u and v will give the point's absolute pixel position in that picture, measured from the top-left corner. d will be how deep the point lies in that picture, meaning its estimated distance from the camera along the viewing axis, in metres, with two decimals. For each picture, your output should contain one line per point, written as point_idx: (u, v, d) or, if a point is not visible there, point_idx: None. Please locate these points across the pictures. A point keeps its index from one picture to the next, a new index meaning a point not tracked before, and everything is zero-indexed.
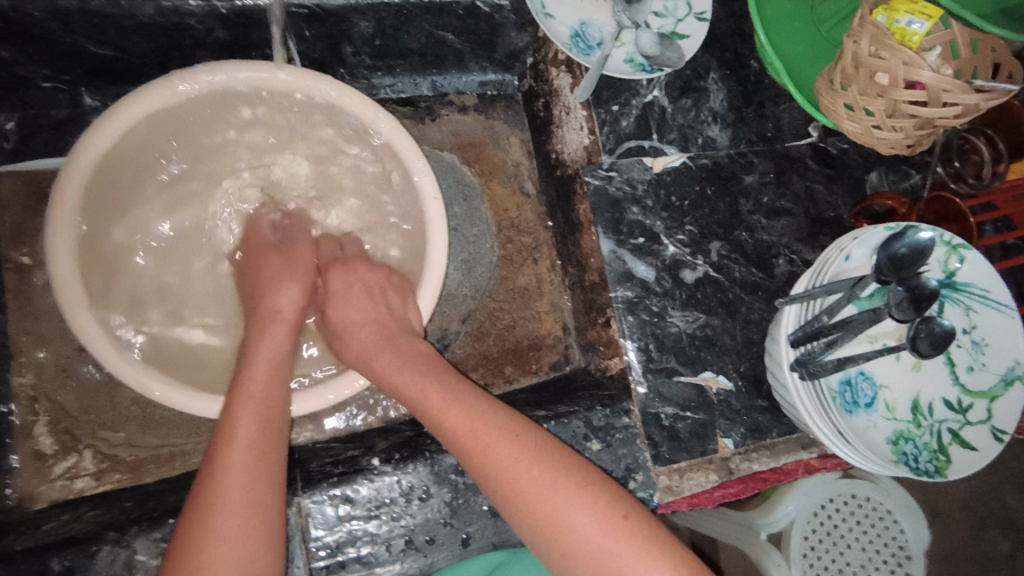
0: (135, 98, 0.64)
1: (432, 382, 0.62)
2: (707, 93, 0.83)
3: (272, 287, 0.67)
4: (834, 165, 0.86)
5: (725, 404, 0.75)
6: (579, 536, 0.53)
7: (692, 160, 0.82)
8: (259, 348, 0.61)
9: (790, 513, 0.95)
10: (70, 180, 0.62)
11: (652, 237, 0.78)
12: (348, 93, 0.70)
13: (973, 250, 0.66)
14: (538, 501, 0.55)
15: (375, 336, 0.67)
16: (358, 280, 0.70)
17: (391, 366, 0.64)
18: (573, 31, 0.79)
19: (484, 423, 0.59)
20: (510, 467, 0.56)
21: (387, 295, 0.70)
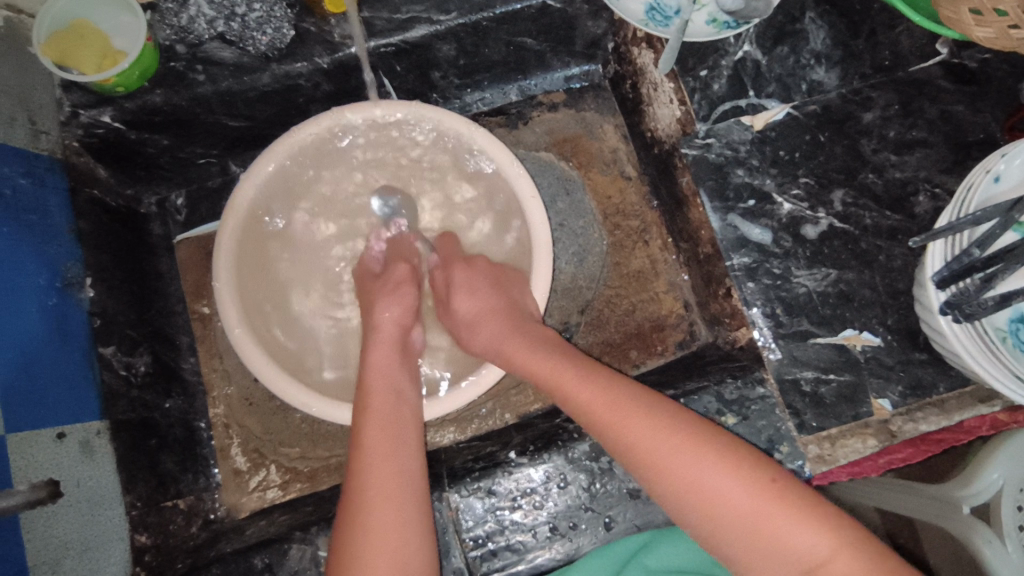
0: (264, 157, 0.74)
1: (561, 363, 0.64)
2: (805, 35, 0.77)
3: (392, 306, 0.73)
4: (974, 81, 0.76)
5: (874, 362, 0.69)
6: (720, 499, 0.51)
7: (799, 109, 0.76)
8: (389, 356, 0.68)
9: (997, 480, 0.75)
10: (225, 237, 0.73)
11: (763, 197, 0.74)
12: (436, 114, 0.76)
13: None
14: (672, 468, 0.53)
15: (493, 328, 0.70)
16: (470, 280, 0.75)
17: (511, 356, 0.68)
18: (648, 6, 0.78)
19: (616, 397, 0.59)
20: (638, 438, 0.56)
21: (499, 289, 0.74)
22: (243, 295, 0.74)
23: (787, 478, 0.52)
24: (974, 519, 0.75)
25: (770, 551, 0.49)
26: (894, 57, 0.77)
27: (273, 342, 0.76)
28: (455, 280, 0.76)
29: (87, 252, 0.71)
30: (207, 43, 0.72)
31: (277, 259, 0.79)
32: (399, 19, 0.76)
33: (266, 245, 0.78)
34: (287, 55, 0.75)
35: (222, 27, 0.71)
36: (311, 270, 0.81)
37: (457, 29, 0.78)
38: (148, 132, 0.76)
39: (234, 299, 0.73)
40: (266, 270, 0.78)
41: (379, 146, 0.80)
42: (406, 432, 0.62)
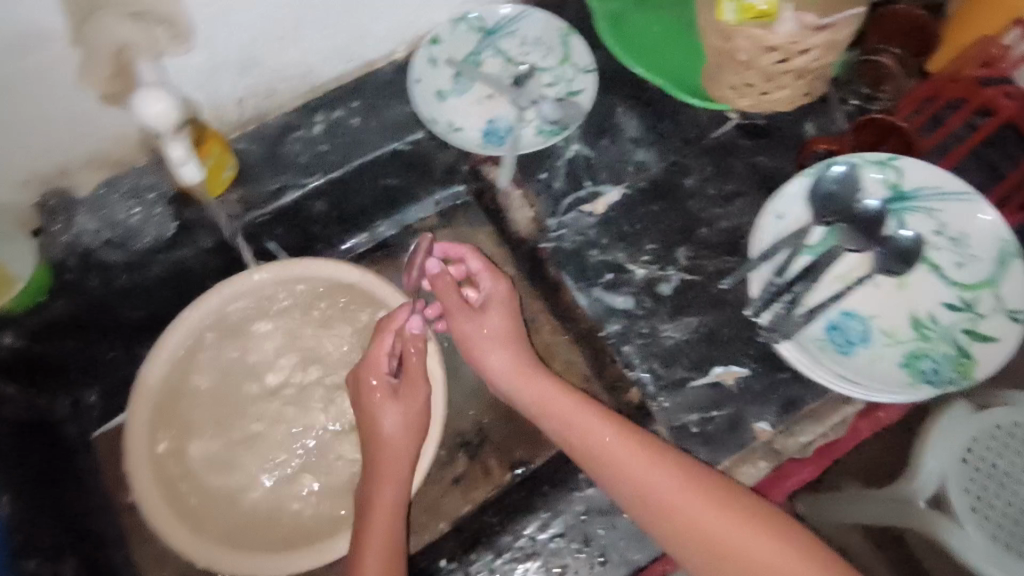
0: (156, 346, 0.81)
1: (567, 411, 0.72)
2: (620, 127, 0.91)
3: (377, 415, 0.74)
4: (767, 133, 0.89)
5: (748, 391, 0.76)
6: (713, 533, 0.61)
7: (631, 188, 0.88)
8: (384, 478, 0.72)
9: (934, 470, 0.78)
10: (136, 423, 0.79)
11: (618, 269, 0.84)
12: (313, 266, 0.85)
13: (905, 160, 0.70)
14: (673, 511, 0.63)
15: (527, 380, 0.76)
16: (494, 335, 0.79)
17: (548, 413, 0.74)
18: (484, 131, 0.90)
19: (616, 448, 0.68)
20: (643, 489, 0.65)
21: (515, 342, 0.79)
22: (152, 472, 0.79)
23: (763, 508, 0.63)
24: (926, 513, 0.76)
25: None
26: (698, 129, 0.90)
27: (193, 510, 0.79)
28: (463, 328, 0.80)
29: (6, 463, 0.74)
30: (96, 251, 0.80)
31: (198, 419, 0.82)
32: (267, 192, 0.88)
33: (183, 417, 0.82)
34: (172, 245, 0.84)
35: (108, 235, 0.80)
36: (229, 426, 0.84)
37: (322, 186, 0.91)
38: (53, 341, 0.81)
39: (150, 479, 0.78)
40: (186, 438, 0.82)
41: (315, 284, 0.86)
42: (401, 543, 0.70)
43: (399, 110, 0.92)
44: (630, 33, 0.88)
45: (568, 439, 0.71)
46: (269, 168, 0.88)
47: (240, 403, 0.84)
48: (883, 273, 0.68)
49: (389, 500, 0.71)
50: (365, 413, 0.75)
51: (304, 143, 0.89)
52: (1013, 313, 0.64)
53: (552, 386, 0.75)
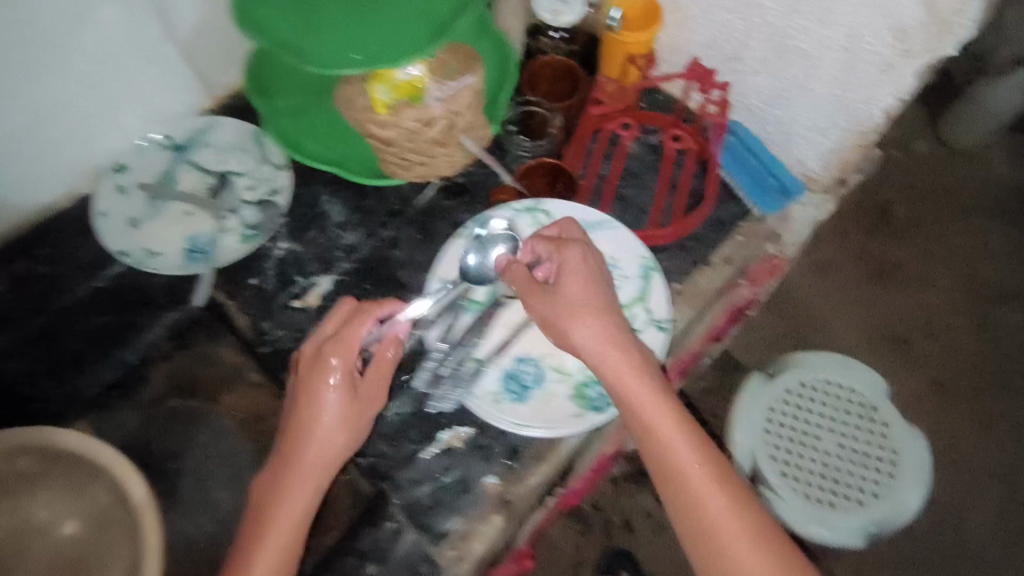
0: None
1: (595, 346, 0.66)
2: (325, 214, 0.93)
3: (315, 419, 0.68)
4: (464, 191, 0.93)
5: (473, 448, 0.76)
6: (697, 486, 0.61)
7: (343, 272, 0.89)
8: (296, 489, 0.66)
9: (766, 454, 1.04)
10: None
11: None
12: (57, 435, 0.70)
13: (549, 203, 0.76)
14: (674, 445, 0.63)
15: (593, 308, 0.66)
16: (576, 302, 0.66)
17: (623, 377, 0.65)
18: (184, 249, 0.89)
19: (628, 378, 0.65)
20: (670, 411, 0.63)
21: (590, 313, 0.66)
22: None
23: (710, 448, 0.63)
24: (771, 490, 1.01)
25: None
26: (401, 201, 0.94)
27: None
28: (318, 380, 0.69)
29: None
30: None
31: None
32: None
33: None
34: None
35: None
36: None
37: (20, 343, 0.86)
38: None
39: None
40: None
41: (60, 461, 0.72)
42: None
43: (94, 246, 0.90)
44: (299, 135, 0.87)
45: (612, 376, 0.65)
46: None
47: None
48: None
49: (290, 516, 0.65)
50: (310, 407, 0.68)
51: None
52: (660, 323, 0.71)
53: (609, 341, 0.66)
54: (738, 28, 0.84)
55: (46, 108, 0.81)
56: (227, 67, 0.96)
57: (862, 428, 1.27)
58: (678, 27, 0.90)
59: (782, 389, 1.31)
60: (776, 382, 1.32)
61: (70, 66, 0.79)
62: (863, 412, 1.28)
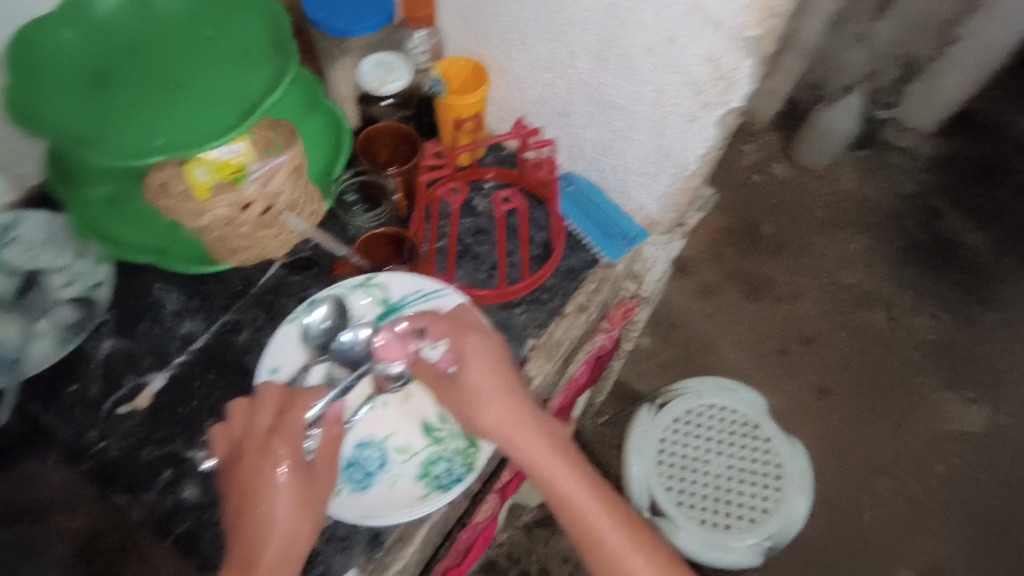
0: None
1: (508, 428, 0.64)
2: (159, 303, 0.87)
3: (275, 507, 0.57)
4: (313, 264, 0.90)
5: (330, 542, 0.71)
6: (625, 560, 0.61)
7: (180, 365, 0.83)
8: None
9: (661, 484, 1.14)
10: None
11: (177, 460, 0.77)
12: None
13: (382, 275, 0.75)
14: (596, 523, 0.62)
15: (507, 387, 0.65)
16: (492, 395, 0.64)
17: (542, 463, 0.63)
18: None
19: (548, 458, 0.63)
20: (588, 486, 0.63)
21: (506, 405, 0.64)
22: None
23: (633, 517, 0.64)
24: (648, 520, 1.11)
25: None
26: (243, 281, 0.89)
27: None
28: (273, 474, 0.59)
29: None
30: None
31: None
32: None
33: None
34: None
35: None
36: None
37: None
38: None
39: None
40: None
41: None
42: None
43: None
44: (117, 228, 0.85)
45: (525, 460, 0.63)
46: None
47: None
48: (386, 391, 0.71)
49: None
50: (267, 506, 0.57)
51: None
52: None
53: (518, 423, 0.64)
54: (560, 87, 0.88)
55: None
56: (32, 158, 0.89)
57: (748, 447, 1.31)
58: (507, 87, 0.93)
59: (671, 417, 1.34)
60: (665, 411, 1.34)
61: None
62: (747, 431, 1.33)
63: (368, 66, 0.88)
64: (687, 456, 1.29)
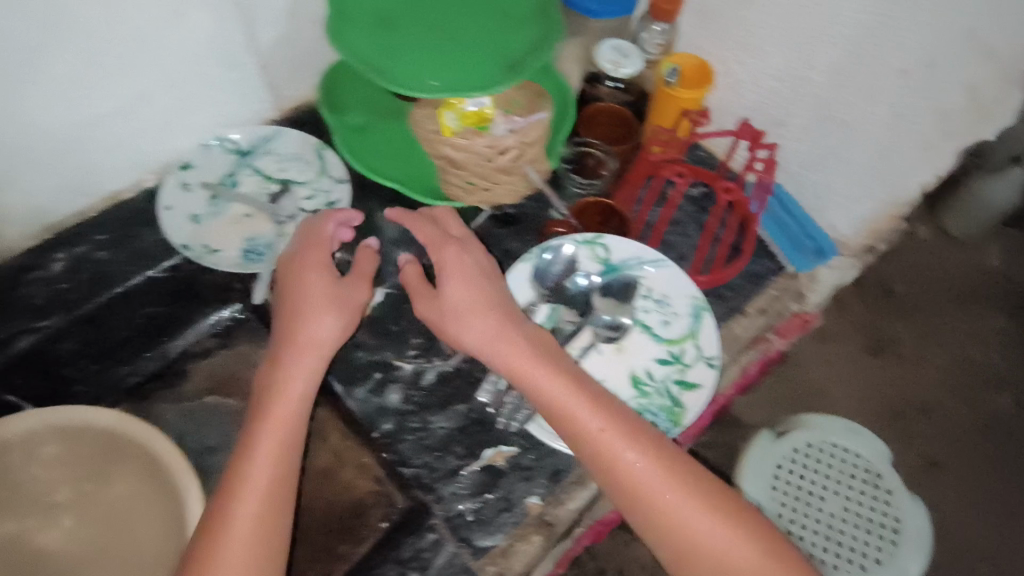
0: None
1: (518, 355, 0.68)
2: (381, 230, 0.96)
3: (313, 318, 0.73)
4: (516, 220, 0.97)
5: (516, 467, 0.79)
6: (654, 497, 0.61)
7: (394, 286, 0.91)
8: (284, 391, 0.69)
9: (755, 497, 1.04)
10: None
11: (386, 367, 0.86)
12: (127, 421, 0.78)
13: (607, 236, 0.79)
14: (621, 469, 0.63)
15: (472, 297, 0.71)
16: (464, 301, 0.71)
17: (567, 404, 0.66)
18: (242, 249, 0.91)
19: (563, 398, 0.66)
20: (617, 430, 0.64)
21: (474, 310, 0.71)
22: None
23: (684, 464, 0.64)
24: None
25: (666, 530, 0.61)
26: None
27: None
28: (312, 278, 0.75)
29: None
30: None
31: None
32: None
33: None
34: None
35: None
36: None
37: (67, 326, 0.87)
38: None
39: None
40: None
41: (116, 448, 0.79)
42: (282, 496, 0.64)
43: (149, 239, 0.90)
44: (377, 152, 0.91)
45: (537, 394, 0.67)
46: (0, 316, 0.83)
47: None
48: (604, 341, 0.76)
49: (284, 407, 0.68)
50: (297, 299, 0.74)
51: (42, 284, 0.85)
52: (709, 360, 0.74)
53: (538, 365, 0.68)
54: (785, 95, 0.89)
55: (129, 101, 0.81)
56: (295, 80, 0.99)
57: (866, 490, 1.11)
58: (727, 89, 0.96)
59: (790, 447, 1.08)
60: (784, 438, 1.09)
61: (161, 64, 0.80)
62: (860, 469, 1.06)
63: (606, 48, 0.93)
64: (809, 492, 1.04)
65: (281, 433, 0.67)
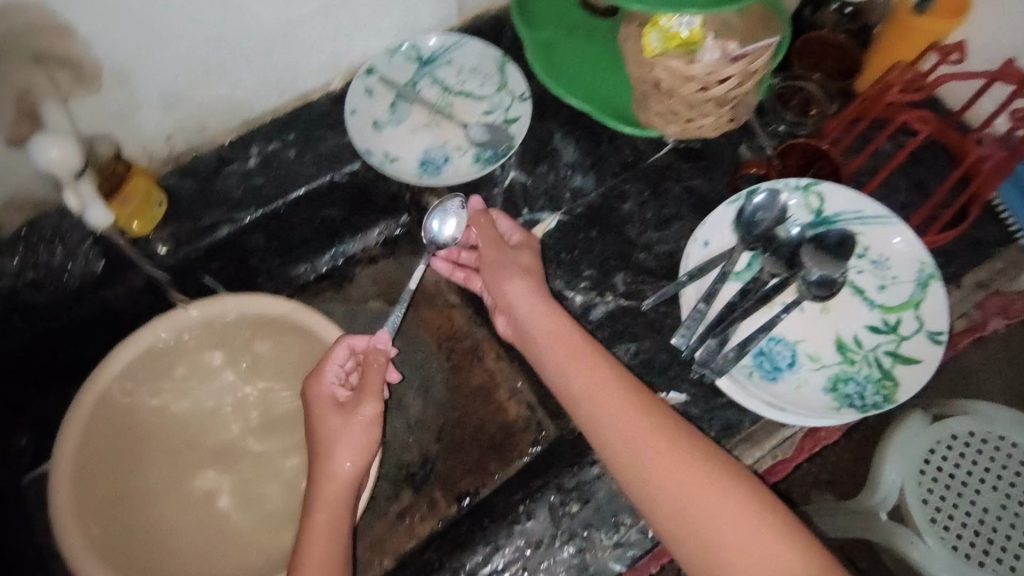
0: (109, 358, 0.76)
1: (569, 346, 0.71)
2: (559, 152, 0.92)
3: (323, 421, 0.70)
4: (702, 157, 0.90)
5: (686, 415, 0.76)
6: (680, 493, 0.60)
7: (569, 213, 0.89)
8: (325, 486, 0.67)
9: (896, 481, 0.81)
10: (76, 415, 0.73)
11: (557, 296, 0.84)
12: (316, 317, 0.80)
13: (824, 184, 0.70)
14: (652, 461, 0.62)
15: (525, 289, 0.75)
16: (521, 302, 0.75)
17: (585, 390, 0.67)
18: (420, 160, 0.90)
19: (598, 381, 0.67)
20: (644, 427, 0.64)
21: (538, 304, 0.74)
22: (85, 455, 0.74)
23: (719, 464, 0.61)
24: (892, 524, 0.79)
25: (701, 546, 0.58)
26: (635, 153, 0.91)
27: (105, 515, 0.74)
28: (316, 387, 0.71)
29: None
30: (21, 291, 0.79)
31: (155, 398, 0.81)
32: (202, 225, 0.87)
33: (104, 447, 0.76)
34: (103, 284, 0.82)
35: (32, 275, 0.79)
36: (163, 455, 0.81)
37: (258, 220, 0.90)
38: None
39: (69, 492, 0.70)
40: (96, 450, 0.75)
41: (304, 337, 0.82)
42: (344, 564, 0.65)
43: (334, 142, 0.92)
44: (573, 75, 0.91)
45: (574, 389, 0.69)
46: (204, 204, 0.87)
47: (172, 433, 0.82)
48: (810, 298, 0.69)
49: (337, 477, 0.68)
50: (319, 400, 0.71)
51: (238, 177, 0.89)
52: (933, 334, 0.65)
53: (580, 354, 0.70)
54: None
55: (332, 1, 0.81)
56: None
57: None
58: (977, 24, 0.82)
59: (945, 432, 0.82)
60: (940, 420, 0.82)
61: None
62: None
63: None
64: (963, 485, 0.79)
65: (336, 508, 0.67)
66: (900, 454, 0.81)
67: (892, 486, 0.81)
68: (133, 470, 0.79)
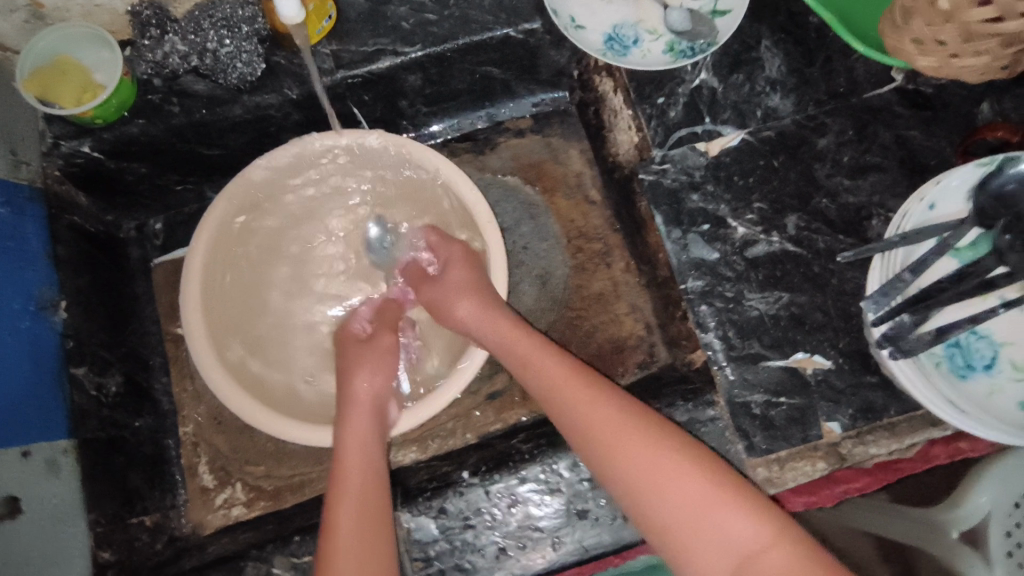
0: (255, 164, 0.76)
1: (542, 352, 0.67)
2: (760, 63, 0.78)
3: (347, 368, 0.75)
4: (930, 106, 0.76)
5: (825, 385, 0.70)
6: (679, 504, 0.53)
7: (754, 135, 0.77)
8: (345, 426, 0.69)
9: (985, 505, 0.69)
10: (214, 214, 0.75)
11: (717, 222, 0.75)
12: (462, 179, 0.77)
13: None
14: (643, 470, 0.56)
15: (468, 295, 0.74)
16: (468, 316, 0.73)
17: (564, 397, 0.63)
18: (607, 36, 0.80)
19: (573, 389, 0.63)
20: (628, 445, 0.57)
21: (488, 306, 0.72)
22: (217, 254, 0.76)
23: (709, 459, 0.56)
24: (959, 545, 0.68)
25: (678, 545, 0.52)
26: (849, 84, 0.77)
27: (229, 338, 0.77)
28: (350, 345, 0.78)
29: (65, 277, 0.74)
30: (183, 76, 0.78)
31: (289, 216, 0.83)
32: (366, 51, 0.80)
33: (237, 248, 0.79)
34: (257, 87, 0.79)
35: (196, 61, 0.77)
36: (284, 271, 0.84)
37: (421, 60, 0.82)
38: (127, 160, 0.80)
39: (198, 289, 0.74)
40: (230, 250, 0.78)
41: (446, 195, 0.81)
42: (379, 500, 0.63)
43: None
44: None
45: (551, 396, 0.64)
46: (369, 28, 0.81)
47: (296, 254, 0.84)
48: None
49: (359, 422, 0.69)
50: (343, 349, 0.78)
51: (411, 7, 0.81)
52: None
53: (552, 361, 0.66)
54: None
55: None
56: None
57: None
58: None
59: None
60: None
61: None
62: None
63: None
64: None
65: (361, 447, 0.67)
66: (1002, 480, 0.70)
67: (978, 509, 0.69)
68: (253, 281, 0.81)
